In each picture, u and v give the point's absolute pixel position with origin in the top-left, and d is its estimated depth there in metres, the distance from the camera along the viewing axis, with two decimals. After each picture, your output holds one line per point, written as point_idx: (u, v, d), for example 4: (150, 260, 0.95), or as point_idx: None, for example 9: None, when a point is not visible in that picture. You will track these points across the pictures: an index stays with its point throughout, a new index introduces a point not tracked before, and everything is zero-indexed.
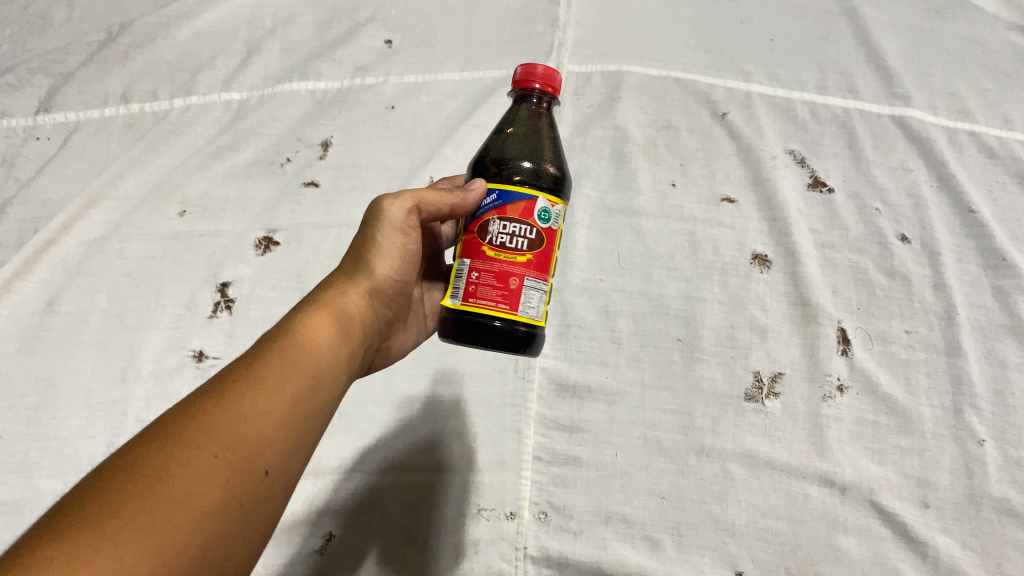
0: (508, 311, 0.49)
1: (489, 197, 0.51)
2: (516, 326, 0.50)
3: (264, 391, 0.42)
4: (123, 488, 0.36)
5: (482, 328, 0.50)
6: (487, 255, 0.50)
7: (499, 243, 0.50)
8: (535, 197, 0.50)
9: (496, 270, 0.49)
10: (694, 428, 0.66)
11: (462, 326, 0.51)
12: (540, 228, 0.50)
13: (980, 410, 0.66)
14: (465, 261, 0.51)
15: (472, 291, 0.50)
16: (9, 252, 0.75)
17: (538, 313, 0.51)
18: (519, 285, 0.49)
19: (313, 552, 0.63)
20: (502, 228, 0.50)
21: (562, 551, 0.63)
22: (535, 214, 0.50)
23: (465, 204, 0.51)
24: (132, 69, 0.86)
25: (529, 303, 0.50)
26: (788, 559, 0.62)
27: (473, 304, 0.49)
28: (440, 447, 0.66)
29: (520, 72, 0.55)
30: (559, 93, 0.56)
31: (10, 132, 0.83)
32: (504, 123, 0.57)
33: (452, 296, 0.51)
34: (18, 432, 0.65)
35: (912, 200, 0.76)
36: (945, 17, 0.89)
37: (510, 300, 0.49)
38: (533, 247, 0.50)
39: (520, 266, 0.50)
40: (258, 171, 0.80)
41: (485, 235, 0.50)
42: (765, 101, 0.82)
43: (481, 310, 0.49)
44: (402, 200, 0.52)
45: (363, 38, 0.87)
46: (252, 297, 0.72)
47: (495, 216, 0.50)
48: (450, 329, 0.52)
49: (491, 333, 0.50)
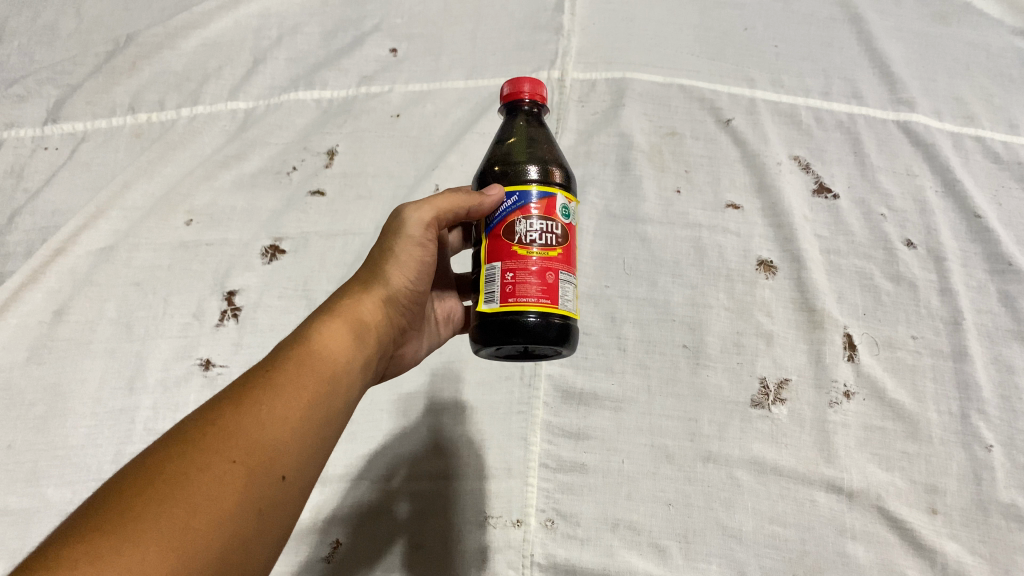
0: (549, 305, 0.49)
1: (508, 199, 0.51)
2: (556, 320, 0.50)
3: (281, 398, 0.42)
4: (145, 492, 0.36)
5: (517, 327, 0.49)
6: (519, 255, 0.50)
7: (529, 241, 0.50)
8: (555, 194, 0.51)
9: (531, 268, 0.49)
10: (701, 435, 0.66)
11: (499, 327, 0.50)
12: (563, 224, 0.51)
13: (987, 415, 0.66)
14: (495, 264, 0.50)
15: (511, 291, 0.49)
16: (18, 262, 0.76)
17: (573, 306, 0.51)
18: (556, 278, 0.50)
19: (320, 560, 0.63)
20: (530, 226, 0.50)
21: (569, 559, 0.62)
22: (557, 211, 0.51)
23: (481, 209, 0.51)
24: (140, 80, 0.87)
25: (566, 295, 0.50)
26: (796, 566, 0.61)
27: (513, 303, 0.49)
28: (446, 454, 0.67)
29: (508, 86, 0.56)
30: (546, 102, 0.57)
31: (19, 143, 0.83)
32: (501, 137, 0.56)
33: (486, 300, 0.51)
34: (27, 440, 0.66)
35: (917, 206, 0.76)
36: (949, 23, 0.89)
37: (550, 294, 0.49)
38: (562, 242, 0.51)
39: (554, 261, 0.50)
40: (264, 180, 0.80)
41: (512, 235, 0.50)
42: (769, 107, 0.82)
43: (523, 307, 0.49)
44: (421, 212, 0.54)
45: (368, 48, 0.88)
46: (258, 306, 0.72)
47: (520, 217, 0.50)
48: (483, 333, 0.51)
49: (532, 329, 0.49)
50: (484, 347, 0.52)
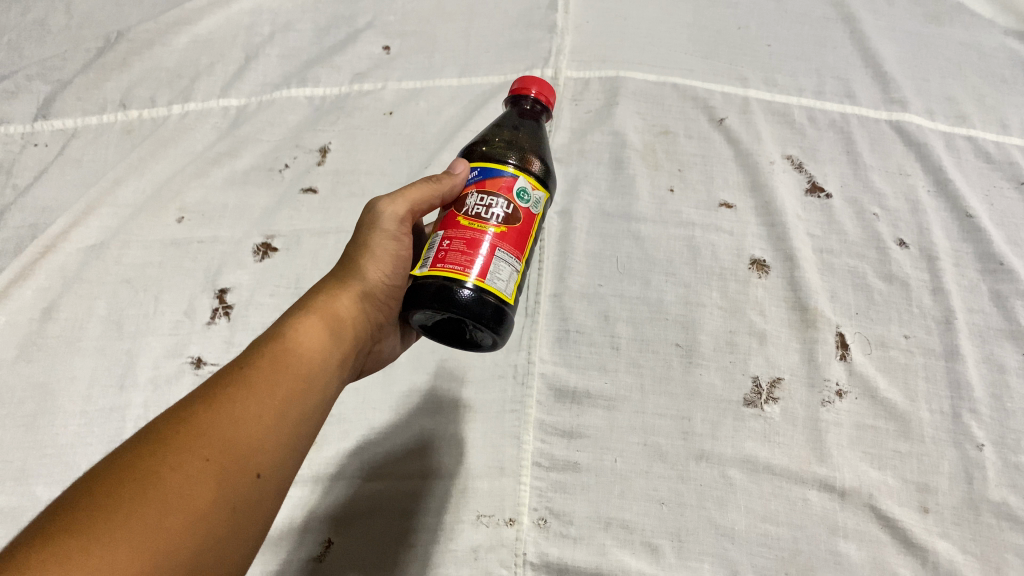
0: (475, 276, 0.47)
1: (471, 174, 0.51)
2: (489, 298, 0.47)
3: (254, 396, 0.42)
4: (116, 492, 0.35)
5: (438, 296, 0.47)
6: (461, 225, 0.49)
7: (476, 214, 0.49)
8: (517, 176, 0.50)
9: (470, 238, 0.48)
10: (693, 433, 0.66)
11: (422, 294, 0.48)
12: (517, 206, 0.50)
13: (979, 414, 0.66)
14: (439, 233, 0.50)
15: (441, 257, 0.48)
16: (8, 259, 0.75)
17: (508, 288, 0.48)
18: (491, 254, 0.48)
19: (309, 559, 0.62)
20: (479, 200, 0.50)
21: (562, 557, 0.62)
22: (515, 193, 0.50)
23: (453, 193, 0.52)
24: (131, 76, 0.86)
25: (499, 273, 0.48)
26: (788, 564, 0.61)
27: (441, 268, 0.48)
28: (439, 453, 0.66)
29: (518, 82, 0.57)
30: (551, 107, 0.58)
31: (9, 138, 0.83)
32: (496, 125, 0.58)
33: (421, 265, 0.50)
34: (16, 439, 0.65)
35: (910, 205, 0.77)
36: (942, 23, 0.89)
37: (479, 266, 0.47)
38: (510, 222, 0.49)
39: (495, 236, 0.49)
40: (256, 178, 0.80)
41: (462, 207, 0.50)
42: (763, 106, 0.82)
43: (447, 273, 0.47)
44: (396, 205, 0.54)
45: (362, 45, 0.87)
46: (250, 304, 0.72)
47: (475, 190, 0.50)
48: (411, 297, 0.49)
49: (462, 302, 0.47)
50: (410, 314, 0.50)
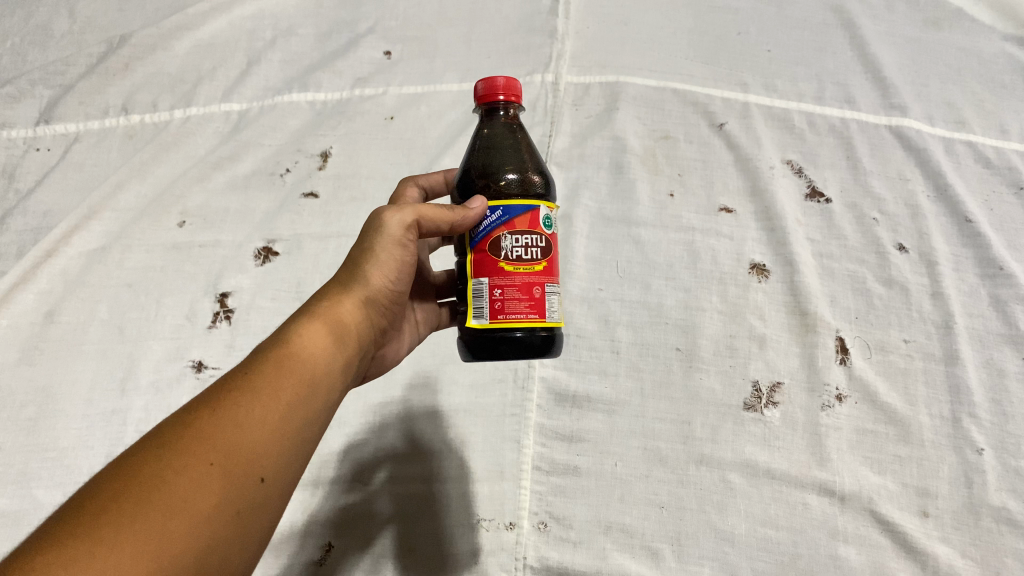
0: (537, 319, 0.50)
1: (492, 214, 0.50)
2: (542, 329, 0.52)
3: (259, 401, 0.42)
4: (121, 495, 0.36)
5: (502, 339, 0.51)
6: (505, 271, 0.50)
7: (515, 256, 0.50)
8: (537, 206, 0.51)
9: (519, 283, 0.50)
10: (693, 437, 0.66)
11: (489, 341, 0.51)
12: (546, 235, 0.51)
13: (978, 418, 0.67)
14: (482, 280, 0.50)
15: (500, 308, 0.49)
16: (10, 263, 0.76)
17: (559, 316, 0.52)
18: (542, 292, 0.50)
19: (311, 562, 0.63)
20: (515, 241, 0.50)
21: (562, 561, 0.62)
22: (541, 223, 0.51)
23: (465, 223, 0.50)
24: (134, 81, 0.86)
25: (553, 307, 0.51)
26: (787, 569, 0.61)
27: (503, 320, 0.49)
28: (440, 457, 0.66)
29: (483, 88, 0.54)
30: (522, 100, 0.56)
31: (11, 143, 0.83)
32: (478, 140, 0.56)
33: (475, 316, 0.50)
34: (18, 442, 0.65)
35: (910, 210, 0.77)
36: (941, 28, 0.90)
37: (537, 309, 0.50)
38: (546, 254, 0.51)
39: (539, 274, 0.50)
40: (258, 182, 0.80)
41: (498, 251, 0.50)
42: (763, 111, 0.83)
43: (513, 324, 0.49)
44: (403, 214, 0.52)
45: (363, 50, 0.88)
46: (252, 308, 0.72)
47: (506, 232, 0.50)
48: (483, 346, 0.52)
49: (523, 342, 0.51)
50: (477, 356, 0.53)
